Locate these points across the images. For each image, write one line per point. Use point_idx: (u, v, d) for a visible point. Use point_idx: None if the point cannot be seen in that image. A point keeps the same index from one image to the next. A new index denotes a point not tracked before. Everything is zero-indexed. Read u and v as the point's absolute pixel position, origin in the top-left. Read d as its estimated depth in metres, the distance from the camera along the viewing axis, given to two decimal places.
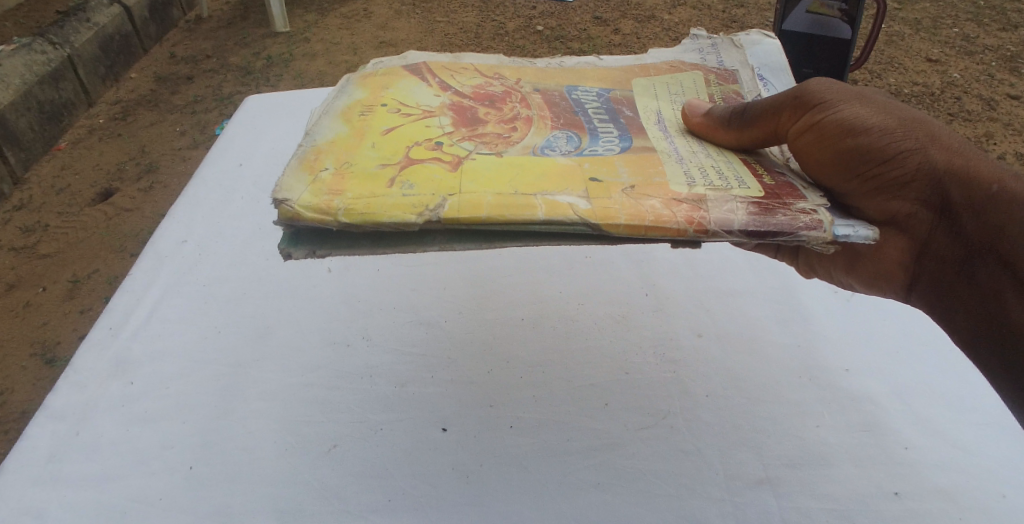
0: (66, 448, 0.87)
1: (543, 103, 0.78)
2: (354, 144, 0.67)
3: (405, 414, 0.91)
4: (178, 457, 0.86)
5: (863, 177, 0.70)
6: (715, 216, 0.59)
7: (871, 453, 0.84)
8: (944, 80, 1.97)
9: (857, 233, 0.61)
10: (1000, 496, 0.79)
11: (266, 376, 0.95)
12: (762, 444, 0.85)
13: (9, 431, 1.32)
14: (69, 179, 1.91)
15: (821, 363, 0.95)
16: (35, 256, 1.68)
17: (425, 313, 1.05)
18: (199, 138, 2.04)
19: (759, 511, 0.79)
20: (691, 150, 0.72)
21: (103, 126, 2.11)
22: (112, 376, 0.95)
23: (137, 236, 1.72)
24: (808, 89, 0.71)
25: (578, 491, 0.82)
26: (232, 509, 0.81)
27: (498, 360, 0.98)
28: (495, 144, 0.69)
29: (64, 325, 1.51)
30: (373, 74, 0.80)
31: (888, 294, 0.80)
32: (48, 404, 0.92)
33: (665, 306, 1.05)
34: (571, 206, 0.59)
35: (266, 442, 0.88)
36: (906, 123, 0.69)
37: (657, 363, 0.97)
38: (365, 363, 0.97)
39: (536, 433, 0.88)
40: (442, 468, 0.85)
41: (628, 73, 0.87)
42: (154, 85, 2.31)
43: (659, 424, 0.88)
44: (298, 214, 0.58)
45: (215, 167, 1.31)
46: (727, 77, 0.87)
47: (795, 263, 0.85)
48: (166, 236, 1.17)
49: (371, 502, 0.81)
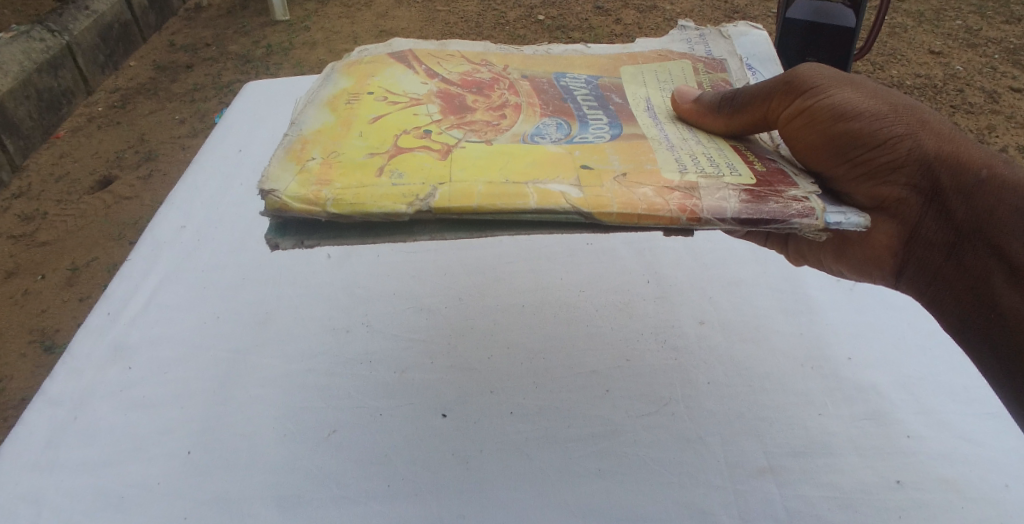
0: (65, 434, 0.88)
1: (532, 90, 0.77)
2: (340, 133, 0.67)
3: (404, 401, 0.92)
4: (177, 442, 0.87)
5: (854, 163, 0.70)
6: (708, 204, 0.59)
7: (874, 442, 0.84)
8: (947, 72, 1.95)
9: (849, 220, 0.62)
10: (1005, 487, 0.79)
11: (265, 362, 0.96)
12: (762, 432, 0.85)
13: (8, 417, 1.32)
14: (68, 167, 1.92)
15: (821, 351, 0.95)
16: (35, 244, 1.69)
17: (422, 300, 1.05)
18: (200, 126, 2.04)
19: (759, 500, 0.79)
20: (682, 137, 0.72)
21: (102, 114, 2.11)
22: (109, 363, 0.96)
23: (136, 224, 1.72)
24: (799, 74, 0.70)
25: (579, 479, 0.82)
26: (230, 495, 0.81)
27: (496, 347, 0.98)
28: (484, 132, 0.68)
29: (63, 313, 1.52)
30: (358, 62, 0.80)
31: (877, 280, 0.80)
32: (45, 390, 0.92)
33: (663, 294, 1.05)
34: (563, 195, 0.58)
35: (265, 428, 0.88)
36: (897, 108, 0.69)
37: (659, 350, 0.97)
38: (364, 350, 0.98)
39: (536, 421, 0.88)
40: (443, 454, 0.85)
41: (616, 61, 0.87)
42: (154, 73, 2.30)
43: (660, 412, 0.89)
44: (286, 205, 0.58)
45: (212, 155, 1.30)
46: (715, 66, 0.86)
47: (784, 251, 0.85)
48: (164, 223, 1.17)
49: (371, 488, 0.82)
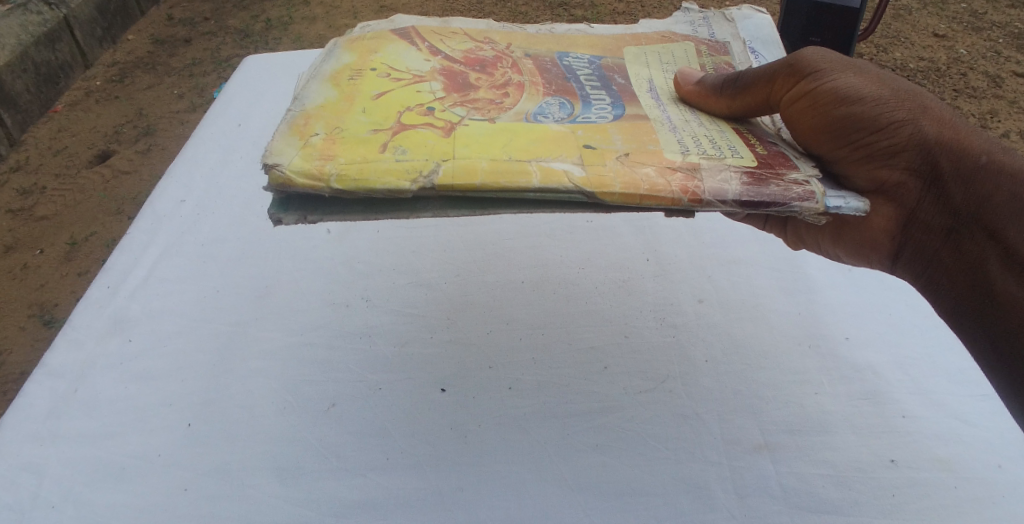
0: (66, 405, 0.89)
1: (535, 69, 0.77)
2: (344, 109, 0.67)
3: (404, 374, 0.93)
4: (179, 414, 0.88)
5: (855, 146, 0.70)
6: (709, 185, 0.59)
7: (869, 421, 0.85)
8: (951, 56, 1.94)
9: (848, 204, 0.62)
10: (997, 467, 0.80)
11: (265, 335, 0.96)
12: (760, 410, 0.87)
13: (8, 391, 1.33)
14: (66, 141, 1.91)
15: (818, 330, 0.96)
16: (33, 219, 1.68)
17: (424, 276, 1.06)
18: (199, 100, 2.02)
19: (755, 475, 0.80)
20: (684, 119, 0.72)
21: (100, 87, 2.10)
22: (111, 336, 0.97)
23: (135, 199, 1.72)
24: (803, 56, 0.70)
25: (578, 453, 0.83)
26: (231, 466, 0.83)
27: (496, 321, 0.99)
28: (488, 110, 0.68)
29: (62, 287, 1.52)
30: (360, 37, 0.80)
31: (873, 263, 0.80)
32: (46, 362, 0.93)
33: (663, 272, 1.05)
34: (566, 174, 0.59)
35: (266, 401, 0.89)
36: (899, 94, 0.69)
37: (658, 327, 0.98)
38: (364, 324, 0.99)
39: (535, 396, 0.90)
40: (443, 428, 0.86)
41: (618, 41, 0.86)
42: (152, 47, 2.28)
43: (659, 389, 0.90)
44: (289, 180, 0.58)
45: (213, 128, 1.30)
46: (718, 49, 0.86)
47: (783, 234, 0.85)
48: (164, 196, 1.17)
49: (371, 461, 0.83)
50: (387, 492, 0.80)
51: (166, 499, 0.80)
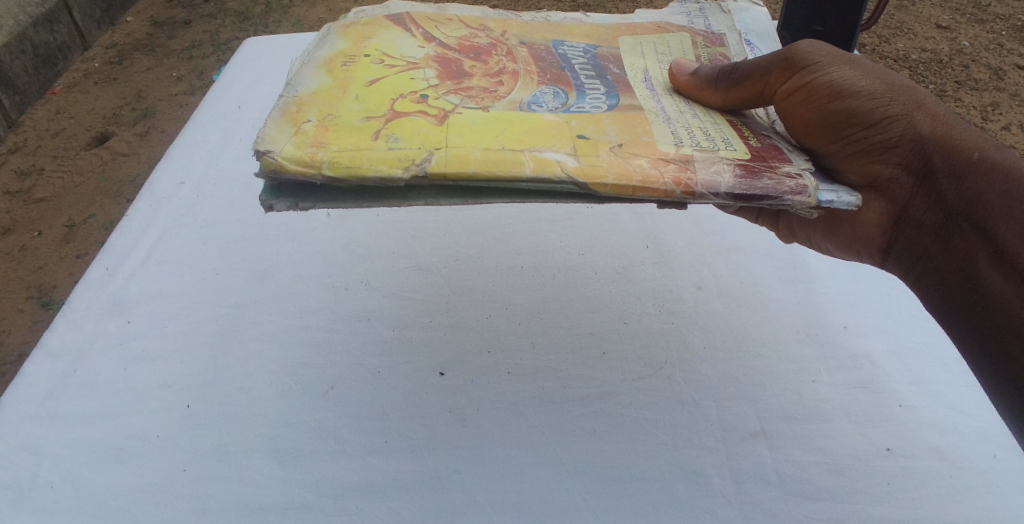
0: (65, 385, 0.89)
1: (529, 57, 0.77)
2: (337, 95, 0.67)
3: (403, 358, 0.93)
4: (177, 395, 0.88)
5: (849, 141, 0.70)
6: (702, 178, 0.59)
7: (868, 410, 0.86)
8: (953, 47, 1.93)
9: (840, 198, 0.62)
10: (993, 457, 0.81)
11: (264, 317, 0.97)
12: (757, 397, 0.87)
13: (8, 371, 1.34)
14: (64, 123, 1.90)
15: (816, 319, 0.96)
16: (30, 201, 1.68)
17: (423, 260, 1.06)
18: (198, 83, 2.02)
19: (751, 462, 0.81)
20: (678, 110, 0.72)
21: (99, 70, 2.09)
22: (109, 317, 0.97)
23: (134, 181, 1.71)
24: (798, 50, 0.70)
25: (575, 438, 0.84)
26: (229, 448, 0.83)
27: (494, 306, 1.00)
28: (481, 98, 0.68)
29: (60, 269, 1.53)
30: (355, 23, 0.79)
31: (863, 258, 0.80)
32: (45, 343, 0.94)
33: (662, 260, 1.05)
34: (559, 164, 0.59)
35: (264, 382, 0.90)
36: (894, 89, 0.69)
37: (657, 314, 0.98)
38: (363, 307, 0.99)
39: (533, 380, 0.90)
40: (441, 411, 0.87)
41: (614, 31, 0.85)
42: (151, 29, 2.27)
43: (656, 374, 0.90)
44: (282, 167, 0.58)
45: (211, 110, 1.30)
46: (714, 40, 0.85)
47: (776, 228, 0.84)
48: (164, 178, 1.17)
49: (369, 443, 0.84)
50: (385, 475, 0.81)
51: (164, 480, 0.81)
